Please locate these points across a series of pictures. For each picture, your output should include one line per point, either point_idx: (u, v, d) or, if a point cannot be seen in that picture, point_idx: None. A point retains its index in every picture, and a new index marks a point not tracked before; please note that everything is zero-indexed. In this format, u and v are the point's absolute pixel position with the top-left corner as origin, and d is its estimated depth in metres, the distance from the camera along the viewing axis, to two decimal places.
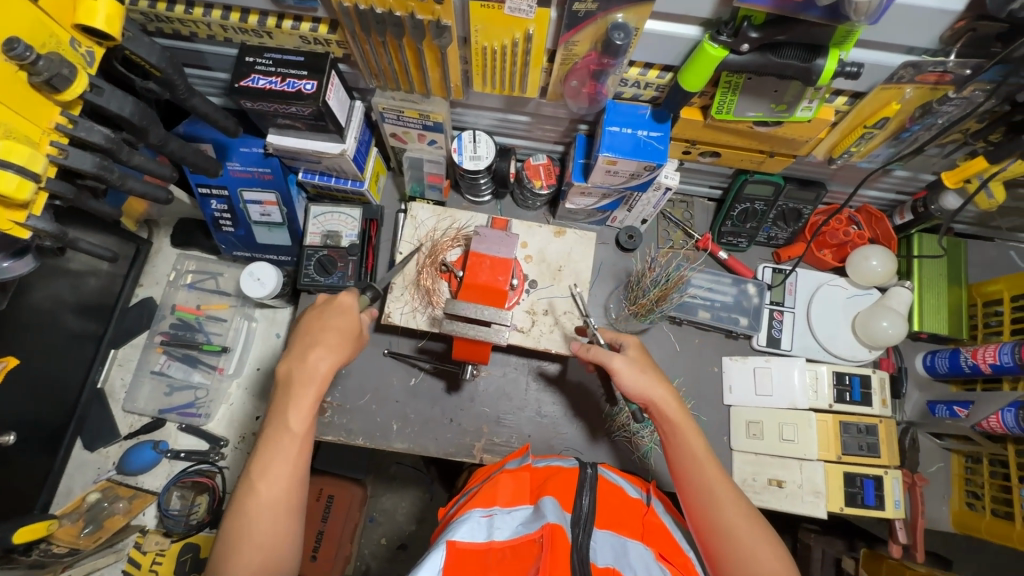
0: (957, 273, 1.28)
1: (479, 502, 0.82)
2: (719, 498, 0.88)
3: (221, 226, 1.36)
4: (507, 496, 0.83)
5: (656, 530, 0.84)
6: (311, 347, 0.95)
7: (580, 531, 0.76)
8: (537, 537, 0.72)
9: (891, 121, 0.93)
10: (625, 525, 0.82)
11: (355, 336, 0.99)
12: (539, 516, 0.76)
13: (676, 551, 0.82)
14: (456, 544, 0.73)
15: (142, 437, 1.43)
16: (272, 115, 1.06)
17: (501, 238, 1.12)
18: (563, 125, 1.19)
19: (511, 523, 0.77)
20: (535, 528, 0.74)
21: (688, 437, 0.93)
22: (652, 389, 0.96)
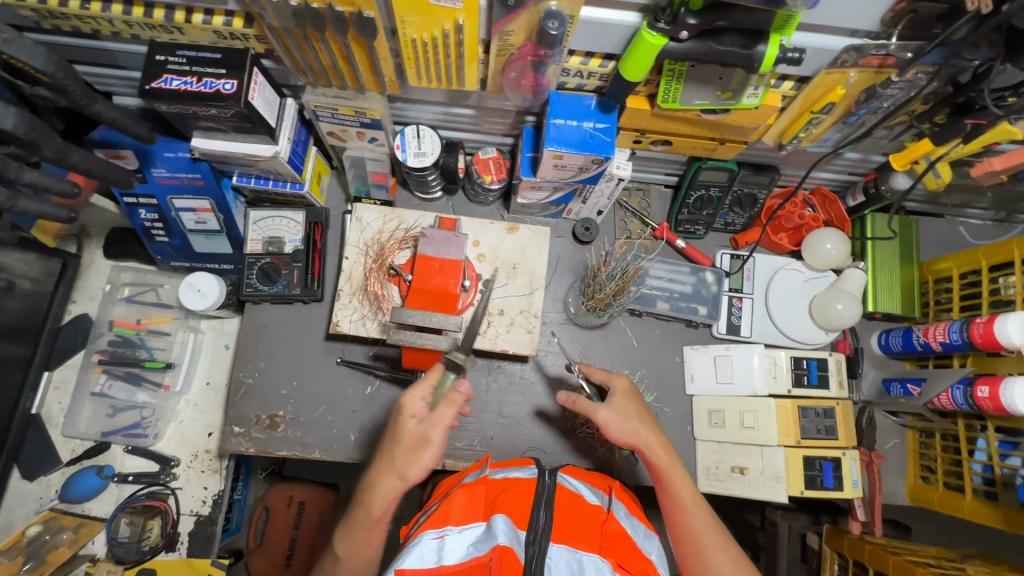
0: (909, 251, 1.29)
1: (433, 523, 0.80)
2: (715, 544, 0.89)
3: (154, 235, 1.27)
4: (461, 513, 0.81)
5: (616, 539, 0.82)
6: (409, 446, 0.86)
7: (533, 546, 0.77)
8: (487, 559, 0.72)
9: (838, 105, 0.91)
10: (583, 538, 0.80)
11: (419, 441, 0.86)
12: (490, 536, 0.75)
13: (637, 561, 0.80)
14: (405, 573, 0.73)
15: (85, 463, 1.35)
16: (193, 118, 0.99)
17: (449, 238, 1.07)
18: (510, 117, 1.14)
19: (462, 544, 0.76)
20: (485, 549, 0.74)
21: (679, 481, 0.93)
22: (636, 432, 0.94)
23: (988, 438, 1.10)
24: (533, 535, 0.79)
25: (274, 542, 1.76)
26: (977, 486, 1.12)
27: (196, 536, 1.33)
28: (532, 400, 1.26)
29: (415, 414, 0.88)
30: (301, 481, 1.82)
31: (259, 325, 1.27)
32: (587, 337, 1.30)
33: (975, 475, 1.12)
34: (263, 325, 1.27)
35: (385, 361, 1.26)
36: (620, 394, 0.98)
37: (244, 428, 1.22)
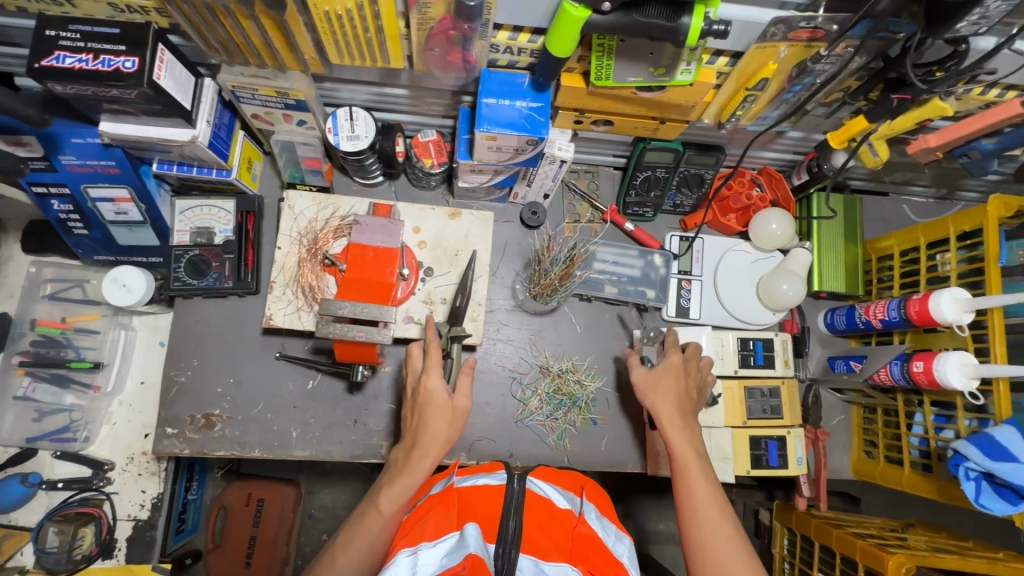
0: (853, 230, 1.30)
1: (404, 543, 0.78)
2: (711, 516, 0.86)
3: (72, 228, 1.19)
4: (432, 531, 0.78)
5: (586, 544, 0.81)
6: (423, 427, 0.91)
7: (503, 559, 0.77)
8: (459, 568, 0.69)
9: (772, 82, 0.89)
10: (554, 548, 0.79)
11: (453, 416, 0.92)
12: (461, 545, 0.73)
13: (608, 566, 0.79)
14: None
15: (11, 470, 1.28)
16: (96, 100, 0.92)
17: (384, 225, 1.02)
18: (446, 97, 1.09)
19: (436, 558, 0.72)
20: (458, 560, 0.70)
21: (691, 445, 0.95)
22: (665, 404, 1.00)
23: (925, 412, 1.12)
24: (503, 546, 0.78)
25: (232, 543, 1.72)
26: (914, 459, 1.14)
27: (135, 541, 1.28)
28: (481, 390, 1.23)
29: (437, 385, 0.93)
30: (258, 479, 1.77)
31: (191, 321, 1.21)
32: (536, 323, 1.28)
33: (913, 448, 1.15)
34: (195, 321, 1.21)
35: (326, 355, 1.21)
36: (665, 364, 1.04)
37: (178, 429, 1.16)
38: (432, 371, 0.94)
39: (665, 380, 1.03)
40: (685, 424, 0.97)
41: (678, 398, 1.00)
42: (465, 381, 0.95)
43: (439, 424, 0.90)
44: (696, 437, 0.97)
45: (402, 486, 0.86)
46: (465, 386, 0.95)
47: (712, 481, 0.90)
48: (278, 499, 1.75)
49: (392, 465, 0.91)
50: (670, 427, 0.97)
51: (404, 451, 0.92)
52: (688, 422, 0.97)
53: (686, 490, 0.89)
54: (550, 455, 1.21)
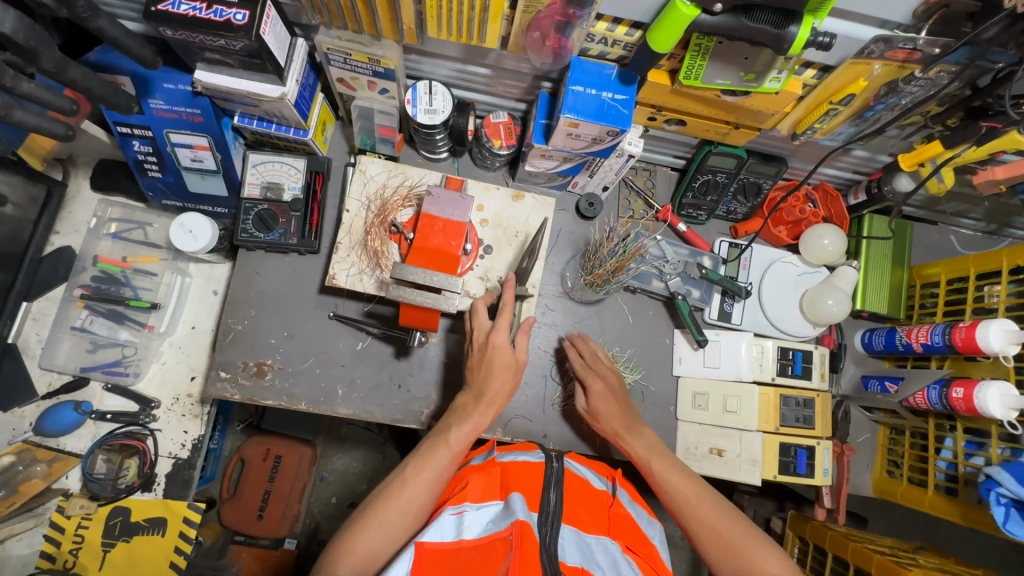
0: (902, 254, 1.32)
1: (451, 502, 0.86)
2: (695, 503, 0.94)
3: (147, 170, 1.22)
4: (477, 493, 0.86)
5: (623, 522, 0.87)
6: (496, 371, 1.00)
7: (547, 527, 0.80)
8: (506, 533, 0.75)
9: (857, 98, 0.91)
10: (593, 522, 0.85)
11: (516, 367, 1.02)
12: (508, 513, 0.79)
13: (641, 543, 0.86)
14: (425, 545, 0.77)
15: (63, 397, 1.32)
16: (200, 47, 0.95)
17: (455, 199, 1.05)
18: (526, 81, 1.12)
19: (480, 520, 0.80)
20: (506, 525, 0.77)
21: (648, 448, 1.03)
22: (608, 410, 1.09)
23: (957, 437, 1.14)
24: (546, 515, 0.81)
25: (248, 493, 1.76)
26: (940, 482, 1.17)
27: (173, 478, 1.33)
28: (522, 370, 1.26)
29: (505, 341, 1.02)
30: (275, 435, 1.80)
31: (251, 272, 1.25)
32: (581, 311, 1.31)
33: (939, 471, 1.17)
34: (255, 272, 1.25)
35: (377, 319, 1.25)
36: (592, 394, 1.11)
37: (231, 374, 1.21)
38: (501, 329, 1.03)
39: (599, 394, 1.10)
40: (634, 432, 1.06)
41: (621, 409, 1.09)
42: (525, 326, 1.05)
43: (505, 380, 1.01)
44: (649, 435, 1.06)
45: (472, 424, 0.96)
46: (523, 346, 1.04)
47: (687, 475, 0.97)
48: (294, 459, 1.78)
49: (458, 410, 1.00)
50: (624, 440, 1.06)
51: (470, 397, 1.01)
52: (631, 424, 1.07)
53: (662, 486, 0.98)
54: (583, 439, 1.24)
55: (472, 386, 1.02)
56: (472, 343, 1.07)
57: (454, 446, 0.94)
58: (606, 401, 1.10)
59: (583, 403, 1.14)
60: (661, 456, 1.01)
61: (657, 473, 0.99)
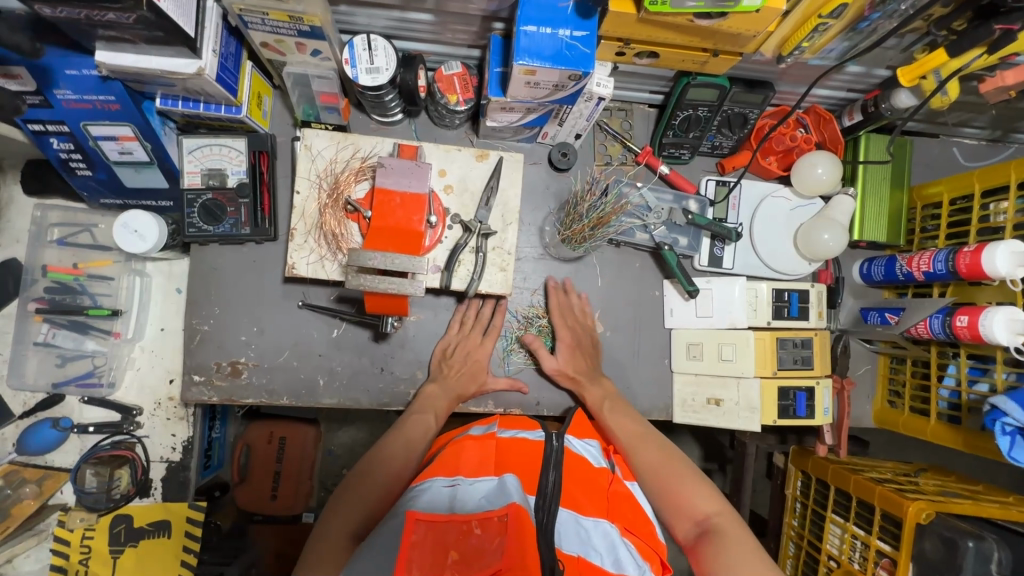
0: (900, 176, 1.23)
1: (442, 469, 0.82)
2: (639, 444, 1.00)
3: (74, 169, 1.11)
4: (472, 467, 0.81)
5: (621, 502, 0.84)
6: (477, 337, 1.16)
7: (544, 511, 0.76)
8: (500, 514, 0.69)
9: (850, 8, 0.80)
10: (590, 503, 0.80)
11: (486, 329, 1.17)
12: (503, 493, 0.73)
13: (640, 522, 0.83)
14: (417, 514, 0.69)
15: (41, 415, 1.30)
16: (90, 25, 0.82)
17: (411, 168, 0.95)
18: (475, 24, 0.99)
19: (475, 499, 0.74)
20: (500, 505, 0.71)
21: (603, 395, 1.12)
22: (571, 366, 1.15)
23: (960, 364, 1.11)
24: (543, 499, 0.77)
25: (260, 474, 1.61)
26: (942, 410, 1.14)
27: (170, 481, 1.33)
28: (510, 340, 1.21)
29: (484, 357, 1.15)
30: (280, 417, 1.65)
31: (209, 268, 1.17)
32: (563, 271, 1.24)
33: (941, 399, 1.14)
34: (213, 268, 1.17)
35: (349, 304, 1.18)
36: (568, 350, 1.16)
37: (204, 376, 1.16)
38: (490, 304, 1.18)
39: (575, 352, 1.17)
40: (596, 382, 1.14)
41: (586, 362, 1.17)
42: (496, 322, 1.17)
43: (491, 379, 1.17)
44: (607, 384, 1.15)
45: (447, 395, 1.10)
46: (489, 348, 1.16)
47: (640, 422, 1.05)
48: (299, 439, 1.63)
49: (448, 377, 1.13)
50: (584, 387, 1.14)
51: (438, 385, 1.12)
52: (594, 375, 1.15)
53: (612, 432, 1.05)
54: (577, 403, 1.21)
55: (443, 377, 1.13)
56: (451, 339, 1.17)
57: (434, 420, 1.04)
58: (570, 358, 1.16)
59: (550, 359, 1.16)
60: (632, 415, 1.07)
61: (608, 415, 1.08)
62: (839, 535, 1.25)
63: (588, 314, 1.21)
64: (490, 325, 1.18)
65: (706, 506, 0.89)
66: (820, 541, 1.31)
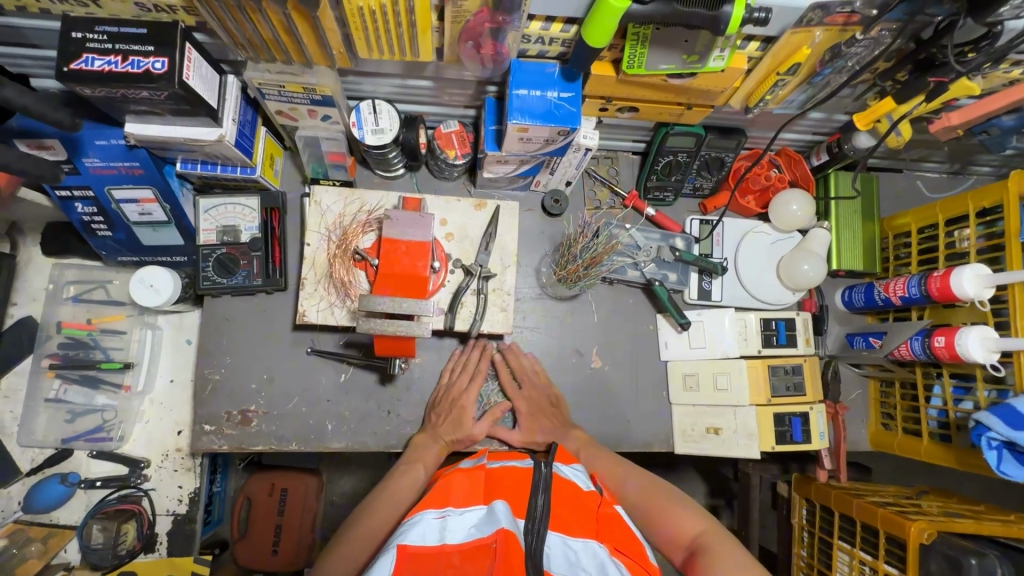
0: (870, 209, 1.31)
1: (432, 503, 0.82)
2: (620, 479, 1.03)
3: (96, 230, 1.18)
4: (460, 499, 0.83)
5: (610, 524, 0.85)
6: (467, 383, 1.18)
7: (533, 535, 0.77)
8: (490, 541, 0.71)
9: (803, 66, 0.89)
10: (579, 524, 0.82)
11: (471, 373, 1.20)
12: (492, 520, 0.75)
13: (630, 542, 0.83)
14: (408, 548, 0.72)
15: (48, 471, 1.30)
16: (123, 101, 0.91)
17: (415, 219, 1.02)
18: (471, 88, 1.09)
19: (465, 527, 0.76)
20: (489, 532, 0.73)
21: (578, 445, 1.14)
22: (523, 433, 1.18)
23: (944, 384, 1.16)
24: (532, 522, 0.79)
25: (260, 528, 1.59)
26: (933, 429, 1.18)
27: (175, 535, 1.31)
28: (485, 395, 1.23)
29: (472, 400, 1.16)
30: (282, 468, 1.65)
31: (221, 320, 1.22)
32: (560, 309, 1.30)
33: (931, 419, 1.19)
34: (226, 319, 1.22)
35: (357, 348, 1.22)
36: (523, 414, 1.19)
37: (215, 426, 1.18)
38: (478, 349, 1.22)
39: (534, 404, 1.20)
40: (568, 436, 1.16)
41: (549, 420, 1.19)
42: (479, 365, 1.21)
43: (477, 425, 1.15)
44: (579, 433, 1.16)
45: (438, 442, 1.12)
46: (474, 391, 1.17)
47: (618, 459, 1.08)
48: (300, 492, 1.62)
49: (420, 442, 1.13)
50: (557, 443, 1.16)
51: (429, 435, 1.14)
52: (563, 420, 1.20)
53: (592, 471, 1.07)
54: None
55: (433, 425, 1.15)
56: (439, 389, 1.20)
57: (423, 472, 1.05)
58: (533, 416, 1.19)
59: (513, 433, 1.19)
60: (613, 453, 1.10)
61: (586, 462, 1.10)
62: (847, 562, 1.25)
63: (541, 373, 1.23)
64: (476, 370, 1.20)
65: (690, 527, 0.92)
66: (830, 570, 1.31)
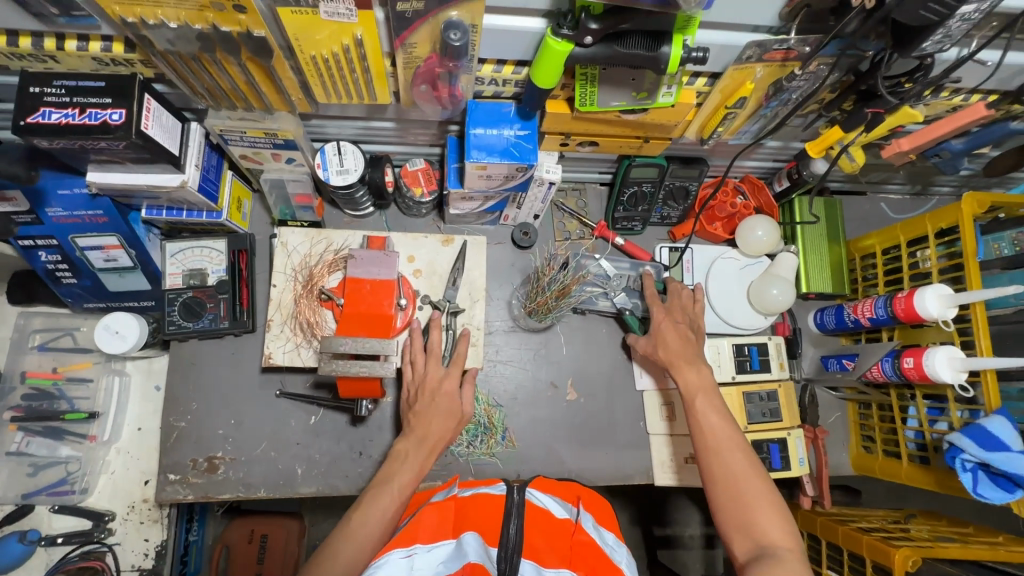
0: (836, 232, 1.33)
1: (399, 543, 0.80)
2: (724, 451, 0.94)
3: (60, 278, 1.17)
4: (428, 534, 0.81)
5: (585, 552, 0.81)
6: (431, 369, 1.05)
7: (506, 562, 0.78)
8: None
9: (750, 100, 0.92)
10: (554, 553, 0.80)
11: (428, 353, 1.07)
12: (460, 554, 0.76)
13: (606, 570, 0.79)
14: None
15: (7, 529, 1.25)
16: (83, 152, 0.91)
17: (379, 257, 1.02)
18: (433, 128, 1.11)
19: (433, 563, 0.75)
20: (455, 567, 0.74)
21: (697, 384, 1.02)
22: (671, 350, 1.09)
23: (919, 405, 1.15)
24: (505, 551, 0.80)
25: None
26: (912, 452, 1.17)
27: None
28: None
29: (454, 390, 1.04)
30: (262, 513, 1.60)
31: (188, 364, 1.20)
32: (534, 340, 1.29)
33: (909, 441, 1.17)
34: (193, 364, 1.20)
35: (327, 389, 1.21)
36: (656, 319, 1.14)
37: (180, 475, 1.15)
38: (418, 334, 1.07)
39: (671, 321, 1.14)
40: (692, 365, 1.05)
41: (682, 346, 1.09)
42: (462, 352, 1.07)
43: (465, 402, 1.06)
44: (705, 372, 1.05)
45: (423, 448, 0.99)
46: (453, 379, 1.04)
47: (726, 420, 0.98)
48: (282, 537, 1.56)
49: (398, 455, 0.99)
50: (681, 368, 1.05)
51: (411, 442, 1.00)
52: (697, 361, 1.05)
53: (700, 428, 0.98)
54: (557, 472, 1.22)
55: (412, 431, 1.02)
56: (411, 386, 1.07)
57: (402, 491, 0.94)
58: (669, 342, 1.10)
59: None
60: (719, 405, 1.00)
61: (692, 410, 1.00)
62: None
63: (696, 301, 1.21)
64: (432, 347, 1.07)
65: (776, 532, 0.85)
66: None
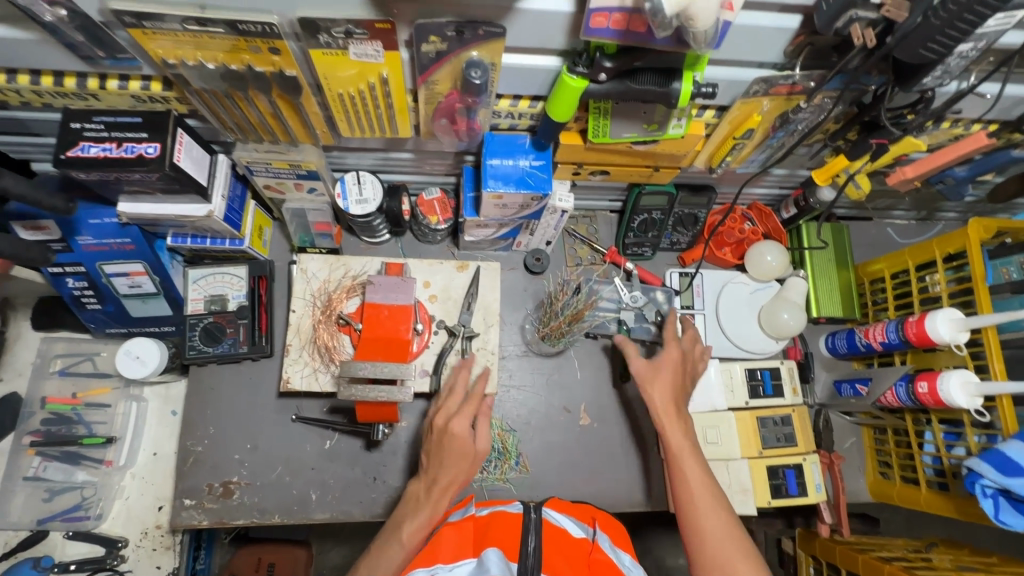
0: (844, 257, 1.35)
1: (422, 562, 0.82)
2: (705, 509, 0.94)
3: (85, 304, 1.20)
4: (450, 552, 0.83)
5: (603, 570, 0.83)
6: (450, 412, 1.00)
7: None
8: None
9: (757, 130, 0.96)
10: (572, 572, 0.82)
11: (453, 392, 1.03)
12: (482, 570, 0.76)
13: None
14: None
15: (20, 555, 1.25)
16: (117, 184, 0.95)
17: (397, 284, 1.05)
18: (450, 158, 1.15)
19: None
20: None
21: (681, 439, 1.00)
22: (663, 400, 1.04)
23: (934, 430, 1.14)
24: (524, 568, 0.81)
25: None
26: (930, 478, 1.16)
27: None
28: None
29: (466, 432, 0.98)
30: (270, 541, 1.57)
31: (206, 388, 1.22)
32: (546, 365, 1.30)
33: (927, 467, 1.17)
34: (211, 388, 1.22)
35: (342, 414, 1.22)
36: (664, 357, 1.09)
37: (195, 500, 1.15)
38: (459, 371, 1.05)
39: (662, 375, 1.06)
40: (677, 421, 1.03)
41: (675, 395, 1.05)
42: (479, 387, 1.03)
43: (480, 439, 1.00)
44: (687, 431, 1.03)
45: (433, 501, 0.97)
46: (467, 420, 0.99)
47: (708, 476, 0.97)
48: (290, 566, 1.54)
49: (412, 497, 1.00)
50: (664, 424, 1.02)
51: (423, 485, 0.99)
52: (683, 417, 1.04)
53: (681, 486, 0.97)
54: (571, 498, 1.22)
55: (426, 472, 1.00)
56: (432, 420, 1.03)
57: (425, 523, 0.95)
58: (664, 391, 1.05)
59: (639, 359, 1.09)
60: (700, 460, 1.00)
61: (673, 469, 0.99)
62: None
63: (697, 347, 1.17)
64: (457, 388, 1.03)
65: None
66: None
